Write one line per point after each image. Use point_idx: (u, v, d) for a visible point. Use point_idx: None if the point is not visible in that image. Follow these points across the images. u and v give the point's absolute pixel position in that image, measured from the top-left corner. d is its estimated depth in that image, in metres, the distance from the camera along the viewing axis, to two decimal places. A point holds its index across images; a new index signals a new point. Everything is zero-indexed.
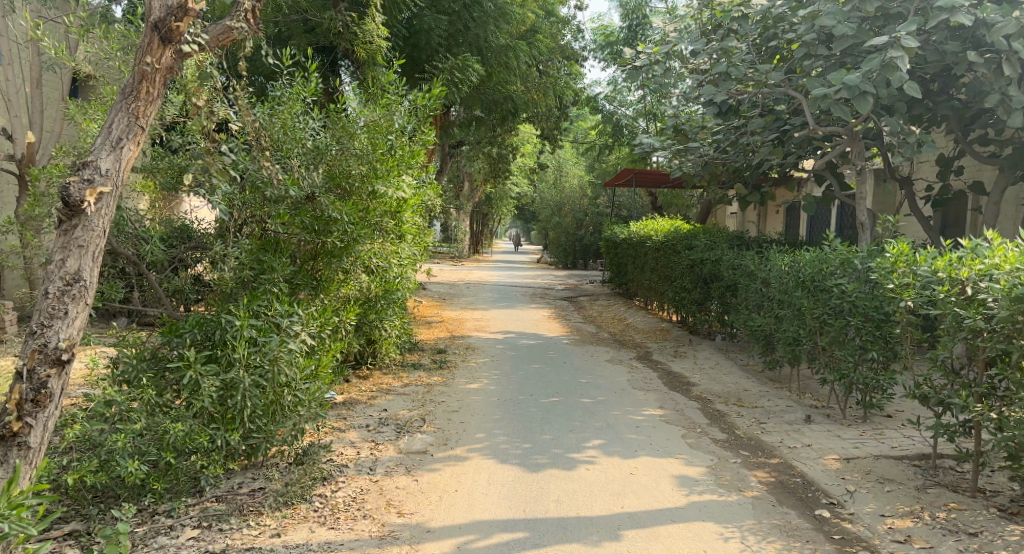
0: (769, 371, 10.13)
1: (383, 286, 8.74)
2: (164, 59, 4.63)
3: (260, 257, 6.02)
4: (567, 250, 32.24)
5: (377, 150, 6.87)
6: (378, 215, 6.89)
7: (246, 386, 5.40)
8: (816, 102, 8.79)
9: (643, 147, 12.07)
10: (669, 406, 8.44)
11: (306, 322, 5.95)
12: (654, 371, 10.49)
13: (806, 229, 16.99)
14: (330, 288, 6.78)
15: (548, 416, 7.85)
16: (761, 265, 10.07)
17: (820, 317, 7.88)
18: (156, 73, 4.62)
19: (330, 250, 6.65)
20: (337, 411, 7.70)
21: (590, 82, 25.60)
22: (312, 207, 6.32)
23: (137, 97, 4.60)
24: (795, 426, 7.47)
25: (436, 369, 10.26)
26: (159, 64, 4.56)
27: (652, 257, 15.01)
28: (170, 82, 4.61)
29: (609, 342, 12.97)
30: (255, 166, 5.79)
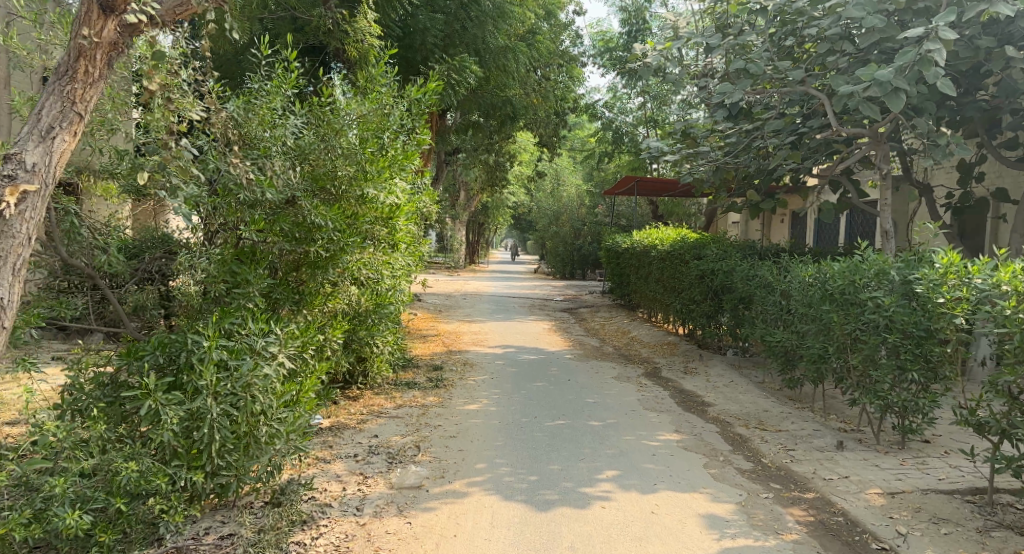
0: (788, 390, 9.45)
1: (374, 300, 8.05)
2: (104, 32, 4.30)
3: (233, 270, 5.35)
4: (566, 260, 31.50)
5: (367, 148, 6.18)
6: (368, 222, 6.20)
7: (214, 417, 4.77)
8: (841, 101, 7.99)
9: (651, 151, 11.40)
10: (686, 430, 7.77)
11: (284, 342, 5.28)
12: (665, 390, 9.82)
13: (813, 237, 16.35)
14: (314, 304, 6.11)
15: (555, 443, 7.18)
16: (778, 277, 9.43)
17: (852, 333, 7.21)
18: (96, 50, 4.32)
19: (313, 261, 5.97)
20: (323, 439, 7.01)
21: (589, 89, 24.93)
22: (293, 213, 5.64)
23: (73, 79, 4.30)
24: (826, 453, 6.82)
25: (432, 388, 9.56)
26: (98, 40, 4.25)
27: (657, 267, 14.35)
28: (112, 62, 4.32)
29: (614, 357, 12.30)
30: (225, 164, 5.10)
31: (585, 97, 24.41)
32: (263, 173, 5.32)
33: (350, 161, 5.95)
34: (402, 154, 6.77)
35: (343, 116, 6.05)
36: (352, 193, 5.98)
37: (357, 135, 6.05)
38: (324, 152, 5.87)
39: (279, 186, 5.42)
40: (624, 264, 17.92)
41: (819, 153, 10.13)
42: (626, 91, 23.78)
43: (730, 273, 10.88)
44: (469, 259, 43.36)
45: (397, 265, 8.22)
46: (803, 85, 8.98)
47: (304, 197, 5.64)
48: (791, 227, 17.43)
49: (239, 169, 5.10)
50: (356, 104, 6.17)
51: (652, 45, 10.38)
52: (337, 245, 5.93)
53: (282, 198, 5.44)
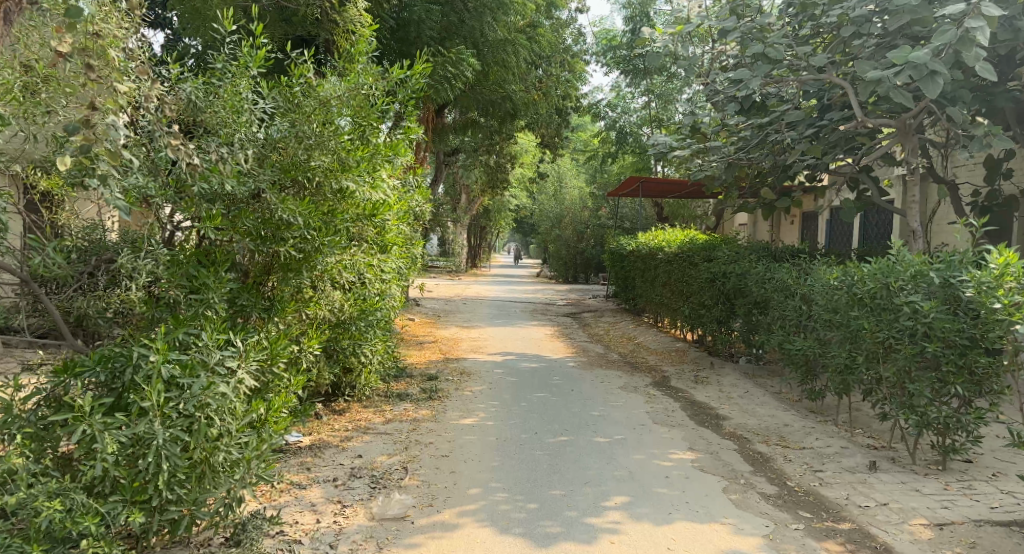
0: (808, 401, 8.78)
1: (359, 306, 7.37)
2: None
3: (190, 272, 4.68)
4: (568, 264, 31.14)
5: (343, 135, 5.48)
6: (346, 220, 5.52)
7: (161, 443, 4.12)
8: (867, 91, 7.19)
9: (658, 147, 10.68)
10: (701, 448, 7.10)
11: (246, 356, 4.62)
12: (675, 401, 9.16)
13: (826, 238, 15.63)
14: (287, 310, 5.43)
15: (557, 463, 6.50)
16: (798, 280, 8.75)
17: (884, 341, 6.50)
18: None
19: (287, 262, 5.28)
20: (300, 461, 6.37)
21: (592, 88, 24.25)
22: (259, 207, 4.94)
23: None
24: (858, 475, 6.16)
25: (426, 400, 8.90)
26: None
27: (665, 269, 13.68)
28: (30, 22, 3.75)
29: (619, 365, 11.65)
30: (164, 144, 4.37)
31: (588, 96, 23.77)
32: (220, 161, 4.65)
33: (324, 148, 5.24)
34: (382, 144, 6.07)
35: (316, 98, 5.34)
36: (329, 184, 5.26)
37: (331, 117, 5.35)
38: (296, 138, 5.17)
39: (240, 176, 4.74)
40: (629, 266, 17.22)
41: (841, 147, 9.45)
42: (629, 90, 23.09)
43: (744, 275, 10.20)
44: (470, 262, 42.80)
45: (383, 269, 7.52)
46: (825, 72, 8.31)
47: (271, 189, 4.95)
48: (801, 228, 16.74)
49: (188, 155, 4.39)
50: (330, 85, 5.46)
51: (661, 32, 9.67)
52: (313, 244, 5.24)
53: (246, 190, 4.76)
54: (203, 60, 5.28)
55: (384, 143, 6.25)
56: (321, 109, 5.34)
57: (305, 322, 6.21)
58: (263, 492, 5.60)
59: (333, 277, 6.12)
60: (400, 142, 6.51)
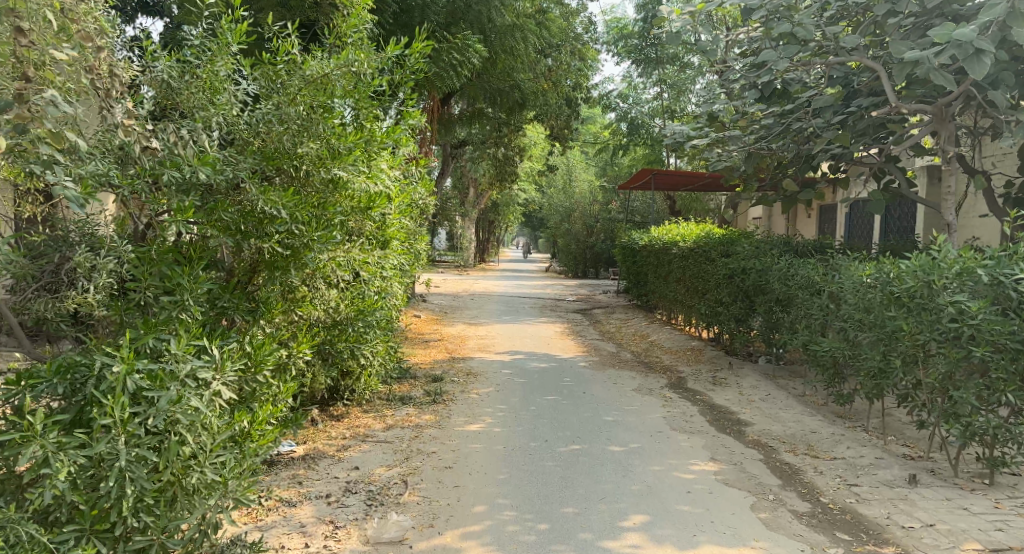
0: (835, 405, 8.27)
1: (356, 306, 6.87)
2: None
3: (163, 271, 4.20)
4: (577, 259, 30.62)
5: (332, 117, 4.93)
6: (338, 212, 4.99)
7: (124, 465, 3.66)
8: (903, 75, 6.61)
9: (674, 136, 10.13)
10: (723, 458, 6.62)
11: (222, 365, 4.13)
12: (693, 404, 8.67)
13: (844, 231, 15.04)
14: (273, 312, 4.95)
15: (569, 476, 6.03)
16: (825, 277, 8.23)
17: (925, 344, 5.99)
18: None
19: (272, 260, 4.79)
20: (291, 475, 5.90)
21: (602, 79, 23.66)
22: (239, 199, 4.45)
23: None
24: (898, 491, 5.68)
25: (429, 403, 8.42)
26: None
27: (679, 264, 13.15)
28: None
29: (632, 364, 11.16)
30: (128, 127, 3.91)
31: (598, 86, 23.17)
32: (193, 149, 4.20)
33: (311, 133, 4.70)
34: (378, 129, 5.52)
35: (300, 76, 4.77)
36: (318, 173, 4.73)
37: (320, 98, 4.78)
38: (280, 123, 4.64)
39: (218, 166, 4.26)
40: (641, 261, 16.69)
41: (869, 135, 8.91)
42: (641, 80, 22.53)
43: (765, 272, 9.67)
44: (478, 257, 42.29)
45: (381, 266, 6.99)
46: (855, 54, 7.79)
47: (250, 178, 4.46)
48: (819, 222, 16.18)
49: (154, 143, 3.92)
50: (318, 62, 4.89)
51: (679, 12, 9.12)
52: (301, 240, 4.73)
53: (223, 180, 4.27)
54: (180, 38, 4.79)
55: (380, 127, 5.70)
56: (306, 89, 4.75)
57: (295, 324, 5.72)
58: (249, 512, 5.15)
59: (326, 276, 5.62)
60: (397, 127, 5.96)
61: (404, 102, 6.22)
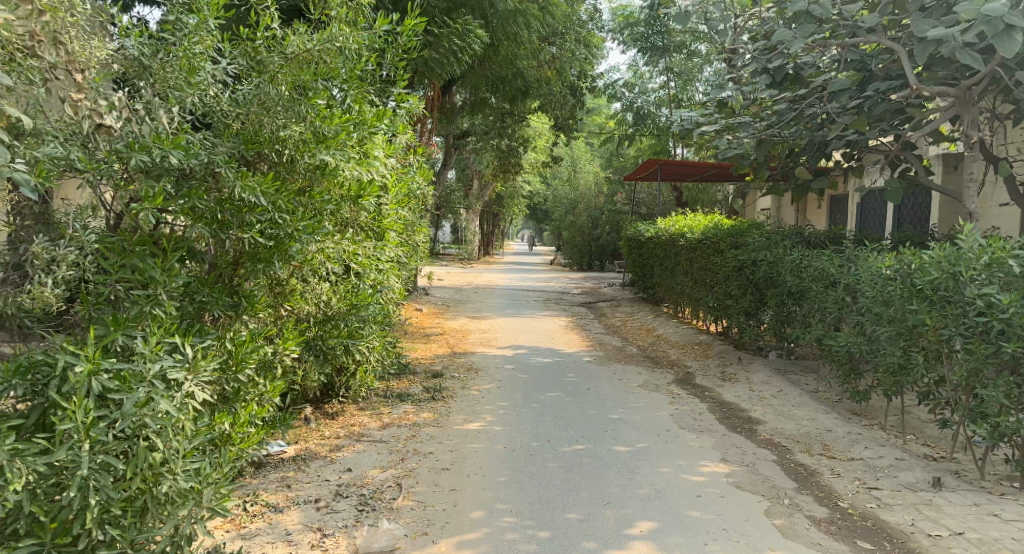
0: (851, 403, 7.96)
1: (346, 299, 6.49)
2: None
3: (134, 262, 3.88)
4: (582, 250, 30.31)
5: (317, 99, 4.61)
6: (325, 201, 4.69)
7: (86, 473, 3.35)
8: (926, 55, 6.26)
9: (683, 122, 9.79)
10: (734, 459, 6.30)
11: (195, 365, 3.82)
12: (702, 401, 8.37)
13: (854, 221, 14.67)
14: (257, 307, 4.66)
15: (573, 480, 5.73)
16: (841, 269, 7.91)
17: (950, 339, 5.68)
18: None
19: (255, 251, 4.48)
20: (280, 477, 5.61)
21: (608, 68, 23.32)
22: (215, 184, 4.10)
23: None
24: (922, 496, 5.37)
25: (429, 401, 8.12)
26: None
27: (687, 256, 12.82)
28: None
29: (638, 359, 10.86)
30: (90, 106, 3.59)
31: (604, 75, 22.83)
32: (165, 130, 3.87)
33: (294, 115, 4.37)
34: (366, 112, 5.20)
35: (281, 54, 4.44)
36: (303, 159, 4.41)
37: (303, 78, 4.45)
38: (260, 104, 4.31)
39: (193, 149, 3.93)
40: (647, 253, 16.37)
41: (886, 121, 8.57)
42: (647, 69, 22.21)
43: (776, 264, 9.34)
44: (483, 250, 42.02)
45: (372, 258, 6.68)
46: (874, 35, 7.43)
47: (227, 163, 4.13)
48: (830, 213, 15.83)
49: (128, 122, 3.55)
50: (299, 36, 4.55)
51: None
52: (285, 230, 4.44)
53: (198, 163, 3.95)
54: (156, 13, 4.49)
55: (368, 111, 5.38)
56: (287, 67, 4.43)
57: (282, 319, 5.41)
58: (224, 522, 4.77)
59: (315, 268, 5.32)
60: (388, 110, 5.66)
61: (396, 84, 5.90)
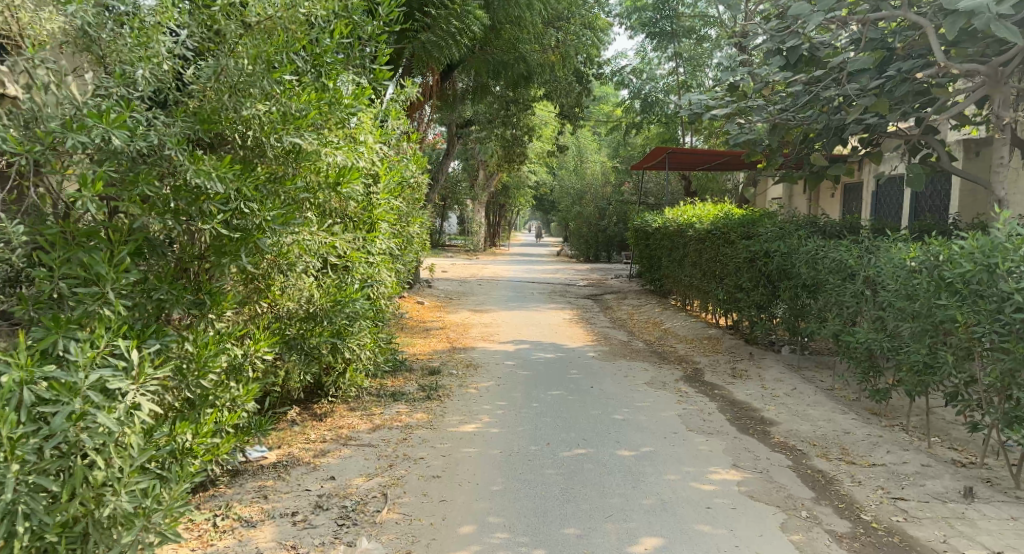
0: (870, 402, 7.53)
1: (329, 295, 5.98)
2: None
3: (79, 257, 3.46)
4: (589, 241, 29.88)
5: (282, 74, 4.19)
6: (298, 188, 4.30)
7: (15, 497, 2.95)
8: (957, 28, 5.81)
9: (693, 106, 9.33)
10: (747, 464, 5.88)
11: (138, 373, 3.40)
12: (711, 399, 7.94)
13: (869, 209, 14.18)
14: (224, 305, 4.26)
15: (573, 489, 5.32)
16: (860, 260, 7.46)
17: (984, 336, 5.25)
18: None
19: (219, 244, 4.08)
20: (258, 487, 5.20)
21: (615, 54, 22.86)
22: (164, 165, 3.68)
23: None
24: (954, 508, 4.95)
25: (423, 400, 7.71)
26: None
27: (695, 247, 12.36)
28: None
29: (645, 354, 10.43)
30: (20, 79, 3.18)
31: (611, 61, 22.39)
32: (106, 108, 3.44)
33: (256, 93, 3.93)
34: (341, 89, 4.77)
35: (240, 21, 4.00)
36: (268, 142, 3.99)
37: (265, 50, 3.98)
38: (219, 81, 3.86)
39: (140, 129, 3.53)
40: (655, 244, 15.92)
41: (908, 104, 8.12)
42: (655, 55, 21.74)
43: (790, 255, 8.89)
44: (488, 240, 41.59)
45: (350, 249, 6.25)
46: (898, 11, 6.98)
47: (178, 144, 3.69)
48: (844, 201, 15.35)
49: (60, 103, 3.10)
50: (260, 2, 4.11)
51: None
52: (253, 218, 4.08)
53: (147, 145, 3.53)
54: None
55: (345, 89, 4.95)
56: (244, 35, 4.00)
57: (255, 317, 5.01)
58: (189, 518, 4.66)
59: (291, 262, 4.91)
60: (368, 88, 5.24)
61: (377, 61, 5.47)
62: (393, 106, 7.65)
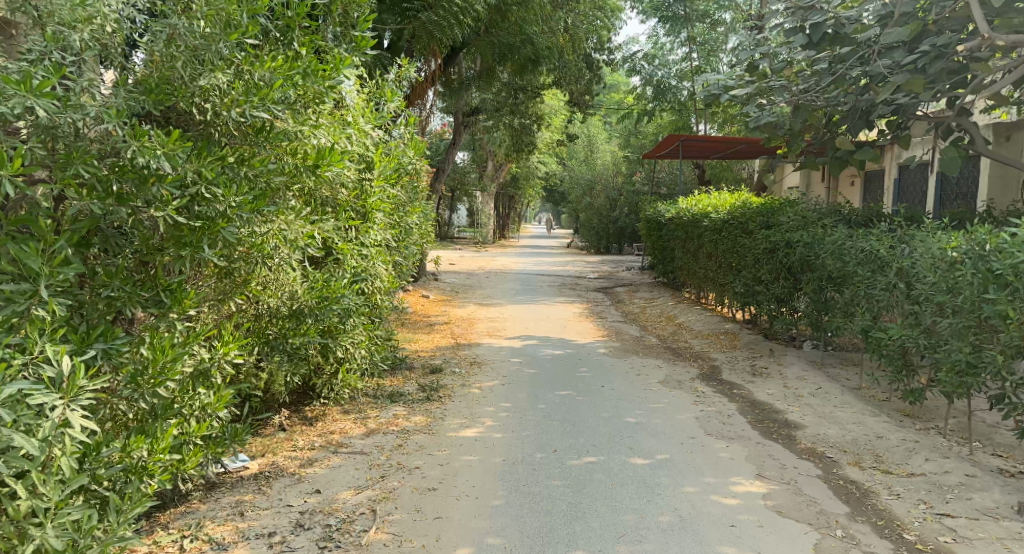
0: (902, 403, 7.00)
1: (313, 291, 5.43)
2: None
3: (6, 250, 2.95)
4: (600, 233, 29.32)
5: (244, 40, 3.78)
6: (270, 169, 3.90)
7: None
8: None
9: (709, 88, 8.79)
10: (771, 473, 5.38)
11: (67, 386, 2.91)
12: (731, 400, 7.43)
13: (891, 197, 13.58)
14: (187, 303, 3.75)
15: (581, 503, 4.83)
16: (892, 251, 6.93)
17: None
18: None
19: (178, 234, 3.62)
20: (235, 502, 4.72)
21: (626, 40, 22.32)
22: (102, 143, 3.24)
23: None
24: (1009, 528, 4.44)
25: (422, 401, 7.23)
26: None
27: (711, 238, 11.83)
28: None
29: (659, 351, 9.91)
30: None
31: (623, 47, 21.86)
32: (33, 75, 3.02)
33: (212, 59, 3.56)
34: (317, 60, 4.30)
35: None
36: (228, 115, 3.62)
37: (223, 10, 3.59)
38: (169, 46, 3.50)
39: (74, 99, 3.14)
40: (667, 235, 15.41)
41: (942, 82, 7.57)
42: (668, 40, 21.19)
43: (814, 245, 8.35)
44: (497, 233, 41.05)
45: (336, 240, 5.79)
46: None
47: (120, 117, 3.29)
48: (864, 188, 14.79)
49: None
50: None
51: None
52: (215, 204, 3.65)
53: (80, 117, 3.14)
54: None
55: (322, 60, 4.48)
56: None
57: (226, 315, 4.54)
58: (153, 539, 4.23)
59: (266, 254, 4.44)
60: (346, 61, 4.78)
61: (359, 33, 5.01)
62: (390, 87, 7.18)
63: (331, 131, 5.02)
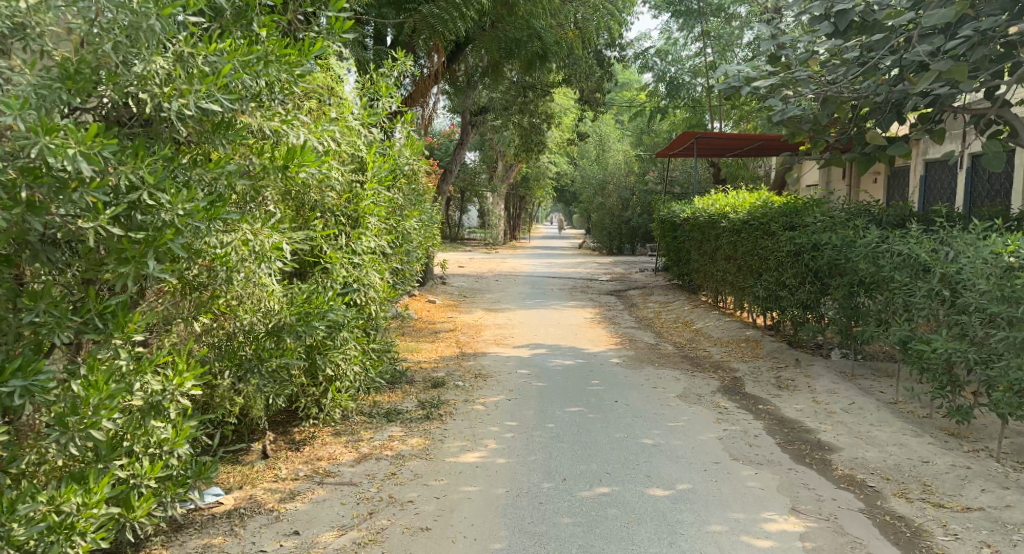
0: (946, 421, 6.39)
1: (293, 306, 4.86)
2: None
3: None
4: (612, 233, 28.82)
5: (186, 16, 3.22)
6: (227, 171, 3.42)
7: None
8: None
9: (729, 79, 8.17)
10: (807, 507, 4.78)
11: None
12: (757, 417, 6.82)
13: (918, 195, 12.93)
14: (131, 328, 3.22)
15: (593, 546, 4.26)
16: (934, 255, 6.31)
17: None
18: None
19: (117, 248, 3.08)
20: (201, 548, 4.19)
21: (638, 36, 21.74)
22: (9, 142, 2.73)
23: None
24: None
25: (420, 420, 6.68)
26: None
27: (729, 239, 11.22)
28: None
29: (676, 360, 9.31)
30: None
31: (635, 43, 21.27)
32: None
33: (146, 40, 3.03)
34: (281, 43, 3.74)
35: None
36: (169, 107, 3.13)
37: None
38: (96, 25, 2.96)
39: None
40: (682, 236, 14.81)
41: (986, 69, 6.94)
42: (681, 36, 20.58)
43: (844, 247, 7.73)
44: (508, 233, 40.43)
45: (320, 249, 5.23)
46: None
47: (32, 109, 2.76)
48: (888, 186, 14.17)
49: None
50: None
51: None
52: (161, 212, 3.13)
53: None
54: None
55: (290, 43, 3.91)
56: None
57: (182, 337, 4.00)
58: None
59: (230, 266, 3.89)
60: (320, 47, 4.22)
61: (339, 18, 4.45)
62: (383, 81, 6.61)
63: (309, 127, 4.47)
